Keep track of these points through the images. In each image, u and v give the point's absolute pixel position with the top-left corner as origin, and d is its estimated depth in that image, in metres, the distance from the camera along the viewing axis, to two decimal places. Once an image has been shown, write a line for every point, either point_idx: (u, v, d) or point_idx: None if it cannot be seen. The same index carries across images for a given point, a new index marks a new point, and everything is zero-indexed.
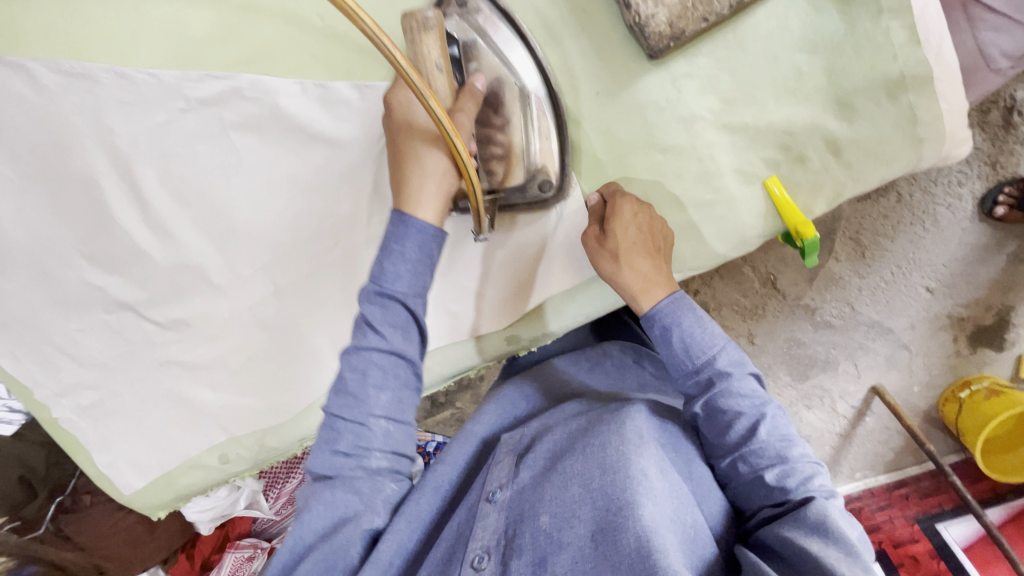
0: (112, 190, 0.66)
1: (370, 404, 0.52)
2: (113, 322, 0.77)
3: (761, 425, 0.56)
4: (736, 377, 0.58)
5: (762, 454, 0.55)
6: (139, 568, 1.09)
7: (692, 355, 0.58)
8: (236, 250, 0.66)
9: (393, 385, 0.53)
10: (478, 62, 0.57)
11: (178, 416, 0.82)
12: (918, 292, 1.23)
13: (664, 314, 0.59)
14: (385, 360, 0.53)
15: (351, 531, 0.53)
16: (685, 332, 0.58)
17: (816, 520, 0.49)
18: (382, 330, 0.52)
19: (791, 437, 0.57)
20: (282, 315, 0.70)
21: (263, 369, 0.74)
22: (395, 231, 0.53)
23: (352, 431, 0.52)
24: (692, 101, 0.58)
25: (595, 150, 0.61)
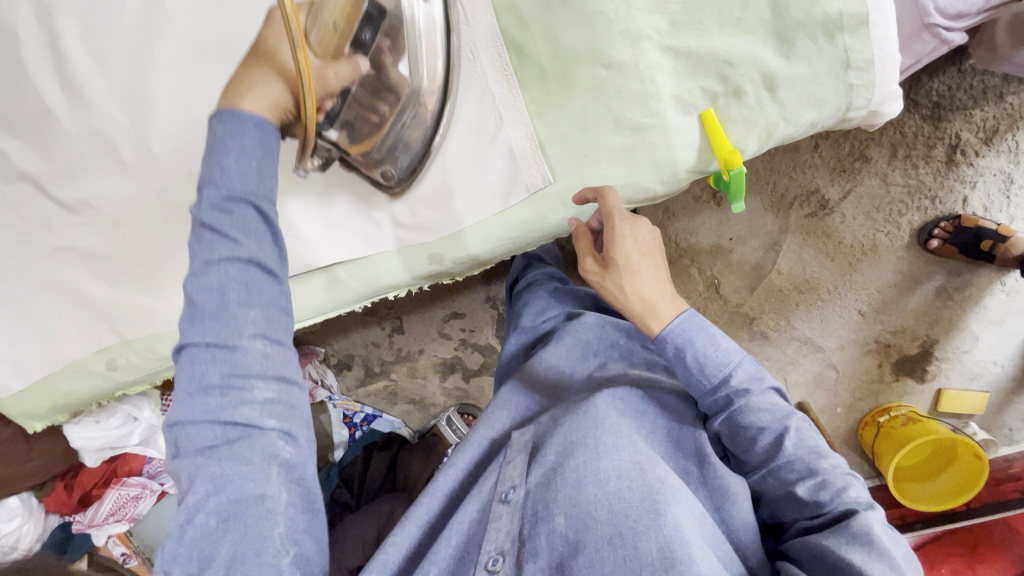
0: (29, 41, 0.62)
1: (237, 324, 0.46)
2: (9, 196, 0.71)
3: (786, 440, 0.58)
4: (754, 393, 0.59)
5: (790, 467, 0.57)
6: (9, 488, 1.00)
7: (708, 374, 0.60)
8: (150, 123, 0.62)
9: (258, 300, 0.47)
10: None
11: (69, 311, 0.75)
12: (850, 314, 1.27)
13: (678, 333, 0.60)
14: (237, 268, 0.46)
15: (260, 507, 0.47)
16: (699, 350, 0.60)
17: (860, 529, 0.51)
18: (228, 234, 0.46)
19: (819, 450, 0.58)
20: (194, 204, 0.65)
21: (169, 264, 0.69)
22: (229, 126, 0.47)
23: (222, 359, 0.46)
24: (640, 18, 0.57)
25: (542, 60, 0.57)
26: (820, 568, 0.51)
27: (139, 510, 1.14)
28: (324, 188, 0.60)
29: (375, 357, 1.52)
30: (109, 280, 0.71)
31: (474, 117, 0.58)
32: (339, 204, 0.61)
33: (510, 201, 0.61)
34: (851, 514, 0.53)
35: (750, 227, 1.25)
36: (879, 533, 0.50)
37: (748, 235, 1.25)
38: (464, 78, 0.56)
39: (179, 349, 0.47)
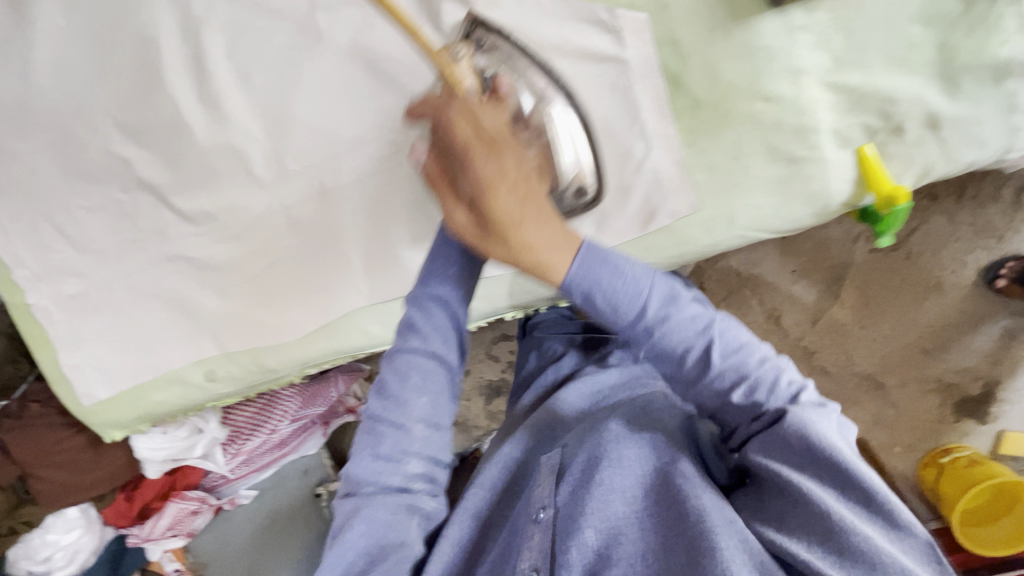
0: (171, 55, 0.63)
1: (409, 407, 0.51)
2: (127, 205, 0.72)
3: (710, 354, 0.49)
4: (676, 309, 0.49)
5: (723, 378, 0.49)
6: (71, 500, 0.98)
7: (622, 313, 0.47)
8: (288, 138, 0.64)
9: (433, 389, 0.51)
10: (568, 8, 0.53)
11: (171, 321, 0.76)
12: (911, 350, 1.26)
13: (581, 282, 0.46)
14: (422, 364, 0.51)
15: (400, 554, 0.51)
16: (606, 289, 0.47)
17: (797, 440, 0.46)
18: (422, 334, 0.52)
19: (742, 344, 0.50)
20: (322, 217, 0.66)
21: (286, 276, 0.69)
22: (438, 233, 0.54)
23: (392, 435, 0.51)
24: (803, 55, 0.51)
25: (695, 90, 0.53)
26: (800, 518, 0.45)
27: (195, 526, 1.14)
28: None
29: None
30: (221, 289, 0.72)
31: (617, 145, 0.54)
32: None
33: (651, 230, 0.56)
34: (779, 416, 0.48)
35: (815, 259, 1.24)
36: (821, 435, 0.46)
37: (812, 268, 1.25)
38: (609, 102, 0.54)
39: (364, 418, 0.53)
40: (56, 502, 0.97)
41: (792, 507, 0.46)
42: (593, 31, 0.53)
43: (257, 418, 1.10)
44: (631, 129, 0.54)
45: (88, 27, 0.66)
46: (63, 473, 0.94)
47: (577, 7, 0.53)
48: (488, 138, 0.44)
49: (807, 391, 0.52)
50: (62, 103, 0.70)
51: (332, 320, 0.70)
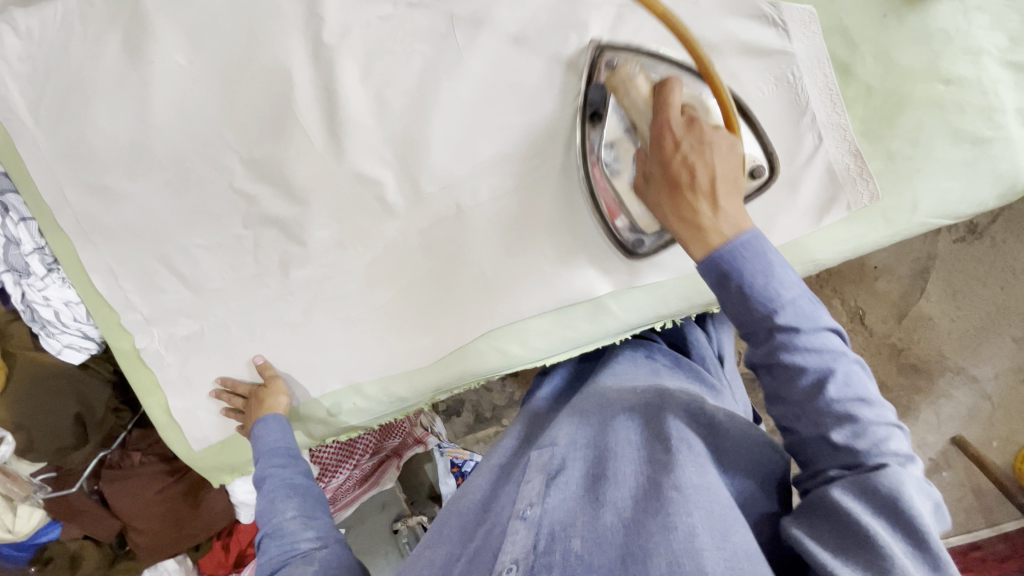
0: (301, 86, 0.63)
1: (278, 508, 0.59)
2: (249, 241, 0.71)
3: (828, 385, 0.43)
4: (806, 330, 0.44)
5: (832, 413, 0.43)
6: (169, 552, 0.94)
7: (753, 309, 0.45)
8: (422, 161, 0.63)
9: (294, 491, 0.61)
10: (732, 8, 0.52)
11: (293, 356, 0.75)
12: (1004, 340, 1.23)
13: (724, 261, 0.46)
14: (281, 487, 0.62)
15: None
16: (745, 280, 0.45)
17: (888, 492, 0.39)
18: (274, 471, 0.63)
19: (874, 397, 0.43)
20: (458, 237, 0.65)
21: (419, 300, 0.69)
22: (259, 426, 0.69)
23: (273, 528, 0.58)
24: (981, 36, 0.50)
25: (867, 78, 0.51)
26: (840, 551, 0.39)
27: None
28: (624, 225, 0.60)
29: (487, 403, 1.32)
30: (349, 318, 0.71)
31: (783, 141, 0.54)
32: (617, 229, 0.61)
33: (823, 224, 0.55)
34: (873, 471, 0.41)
35: (897, 253, 1.23)
36: (914, 496, 0.39)
37: (895, 262, 1.22)
38: (773, 100, 0.53)
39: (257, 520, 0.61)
40: (155, 554, 0.93)
41: (851, 548, 0.39)
42: (757, 26, 0.52)
43: (342, 453, 1.09)
44: (798, 124, 0.53)
45: (213, 66, 0.66)
46: (162, 526, 0.90)
47: (740, 5, 0.52)
48: (686, 119, 0.49)
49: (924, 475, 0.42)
50: (180, 143, 0.70)
51: (470, 342, 0.68)
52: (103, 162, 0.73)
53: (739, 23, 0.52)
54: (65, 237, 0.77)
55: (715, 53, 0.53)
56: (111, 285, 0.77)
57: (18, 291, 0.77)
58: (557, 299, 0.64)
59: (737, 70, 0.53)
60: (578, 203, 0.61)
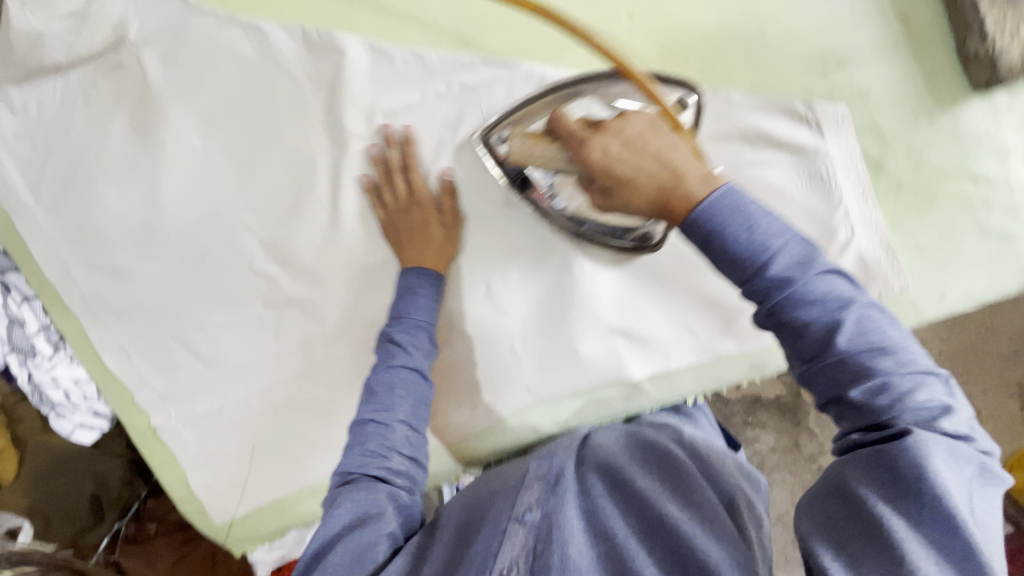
0: (328, 171, 0.64)
1: (394, 409, 0.55)
2: (270, 319, 0.70)
3: (838, 335, 0.38)
4: (803, 279, 0.40)
5: (844, 368, 0.38)
6: None
7: (743, 263, 0.41)
8: (452, 243, 0.63)
9: (413, 396, 0.56)
10: (767, 109, 0.52)
11: (317, 432, 0.73)
12: (993, 360, 1.27)
13: (707, 221, 0.42)
14: (403, 374, 0.56)
15: (371, 533, 0.48)
16: (731, 238, 0.42)
17: (912, 470, 0.34)
18: (409, 352, 0.57)
19: (885, 343, 0.39)
20: (489, 317, 0.64)
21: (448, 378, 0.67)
22: (404, 289, 0.59)
23: (376, 432, 0.53)
24: (1009, 135, 0.52)
25: (898, 174, 0.53)
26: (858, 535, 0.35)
27: None
28: (655, 304, 0.62)
29: None
30: None
31: (817, 233, 0.54)
32: (650, 308, 0.62)
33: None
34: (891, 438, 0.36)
35: None
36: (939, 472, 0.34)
37: None
38: (811, 193, 0.53)
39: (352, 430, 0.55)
40: None
41: (863, 536, 0.35)
42: (788, 122, 0.52)
43: None
44: (838, 217, 0.53)
45: (234, 149, 0.65)
46: None
47: (771, 105, 0.52)
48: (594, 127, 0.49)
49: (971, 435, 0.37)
50: (196, 223, 0.68)
51: (502, 422, 0.66)
52: (112, 242, 0.70)
53: (775, 124, 0.52)
54: (73, 316, 0.74)
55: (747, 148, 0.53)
56: (123, 363, 0.75)
57: (21, 371, 0.73)
58: (591, 379, 0.63)
59: (773, 165, 0.53)
60: (608, 285, 0.62)
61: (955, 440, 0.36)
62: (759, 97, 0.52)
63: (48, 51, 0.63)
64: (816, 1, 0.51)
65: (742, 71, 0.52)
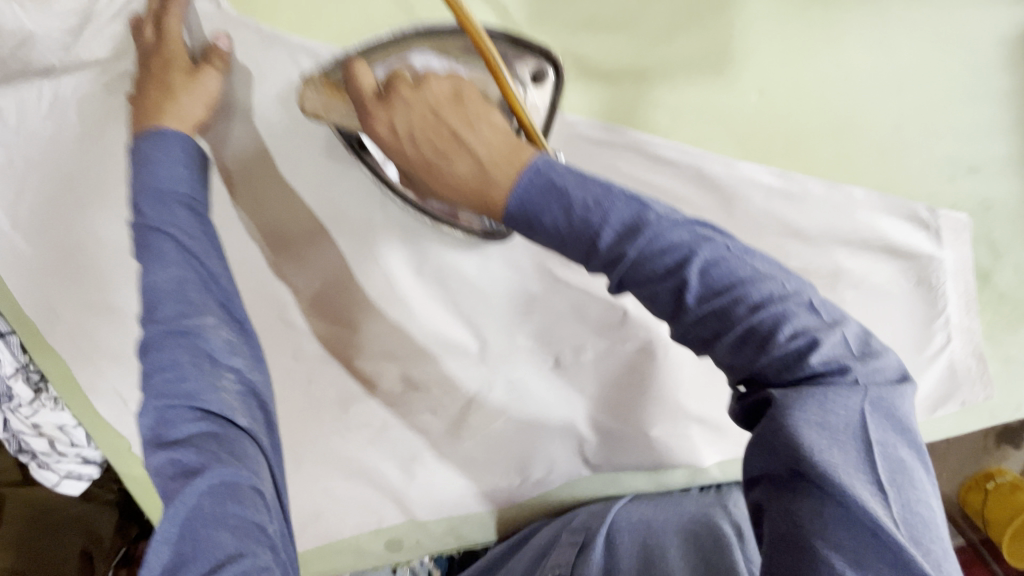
0: (385, 229, 0.53)
1: (203, 329, 0.44)
2: (301, 374, 0.61)
3: (686, 299, 0.33)
4: (649, 232, 0.33)
5: (707, 327, 0.33)
6: None
7: (574, 222, 0.34)
8: (525, 315, 0.56)
9: (208, 295, 0.46)
10: (888, 212, 0.49)
11: (350, 492, 0.67)
12: None
13: (533, 186, 0.35)
14: (187, 264, 0.45)
15: (243, 494, 0.40)
16: (569, 199, 0.34)
17: (794, 447, 0.30)
18: (176, 229, 0.45)
19: (732, 287, 0.33)
20: (556, 393, 0.59)
21: (502, 447, 0.63)
22: (142, 151, 0.46)
23: (189, 350, 0.42)
24: None
25: (1004, 285, 0.52)
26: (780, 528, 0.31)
27: None
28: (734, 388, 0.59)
29: None
30: (414, 459, 0.64)
31: (915, 337, 0.53)
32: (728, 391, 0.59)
33: (937, 414, 0.56)
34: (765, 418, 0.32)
35: None
36: (814, 447, 0.30)
37: None
38: (916, 297, 0.52)
39: (142, 356, 0.43)
40: None
41: (782, 533, 0.31)
42: (908, 227, 0.50)
43: None
44: (938, 324, 0.52)
45: None
46: None
47: (895, 205, 0.49)
48: (386, 94, 0.42)
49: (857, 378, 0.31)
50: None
51: (552, 488, 0.65)
52: (110, 278, 0.59)
53: (893, 230, 0.49)
54: (59, 355, 0.63)
55: (863, 249, 0.50)
56: (119, 410, 0.65)
57: (0, 416, 0.64)
58: (658, 457, 0.61)
59: (885, 269, 0.51)
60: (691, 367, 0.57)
61: (835, 390, 0.31)
62: (881, 199, 0.49)
63: (42, 50, 0.50)
64: (953, 105, 0.47)
65: (871, 169, 0.49)
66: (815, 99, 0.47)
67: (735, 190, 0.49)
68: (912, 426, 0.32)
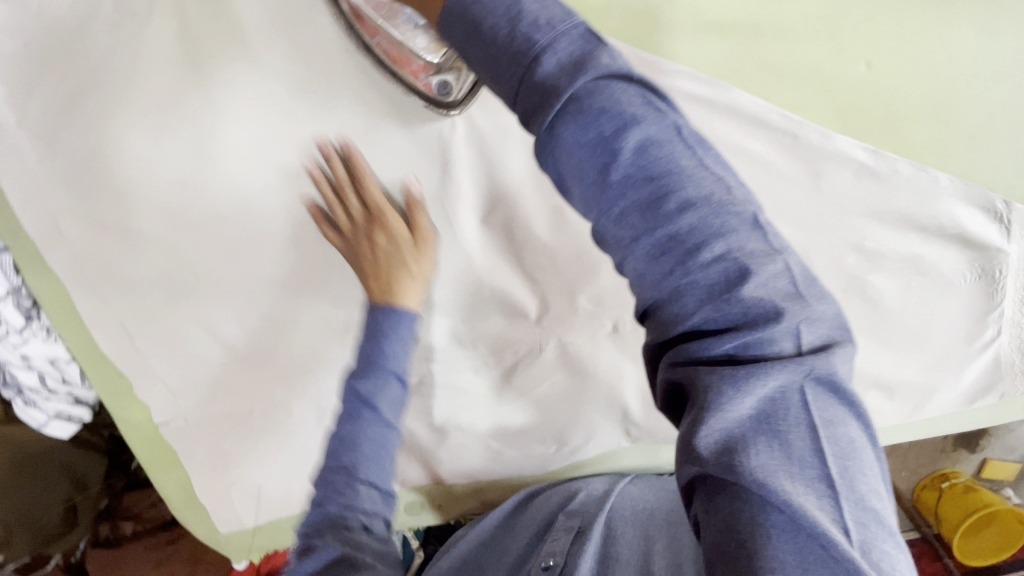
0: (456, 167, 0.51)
1: (359, 490, 0.47)
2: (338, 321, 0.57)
3: (610, 173, 0.28)
4: (584, 82, 0.28)
5: (624, 199, 0.28)
6: None
7: (511, 65, 0.29)
8: (589, 275, 0.54)
9: (386, 458, 0.49)
10: (967, 203, 0.49)
11: None
12: None
13: (483, 13, 0.30)
14: (376, 433, 0.49)
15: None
16: (502, 38, 0.30)
17: (713, 450, 0.27)
18: (384, 385, 0.50)
19: (665, 166, 0.28)
20: (609, 359, 0.57)
21: (543, 413, 0.60)
22: (377, 324, 0.52)
23: (364, 494, 0.47)
24: None
25: None
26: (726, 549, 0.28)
27: None
28: None
29: None
30: (448, 420, 0.61)
31: (969, 329, 0.54)
32: None
33: (970, 404, 0.57)
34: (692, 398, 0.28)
35: None
36: (743, 449, 0.27)
37: None
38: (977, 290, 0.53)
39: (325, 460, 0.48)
40: None
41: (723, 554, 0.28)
42: (983, 220, 0.50)
43: None
44: (993, 317, 0.53)
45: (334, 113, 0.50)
46: None
47: (975, 196, 0.49)
48: None
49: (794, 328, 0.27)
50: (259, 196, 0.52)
51: (587, 459, 0.63)
52: (131, 202, 0.52)
53: (969, 222, 0.50)
54: (60, 280, 0.56)
55: (937, 236, 0.50)
56: (124, 347, 0.58)
57: None
58: None
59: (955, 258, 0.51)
60: None
61: (771, 359, 0.27)
62: (964, 188, 0.49)
63: None
64: None
65: (959, 155, 0.49)
66: (920, 77, 0.46)
67: (826, 164, 0.48)
68: (850, 396, 0.28)
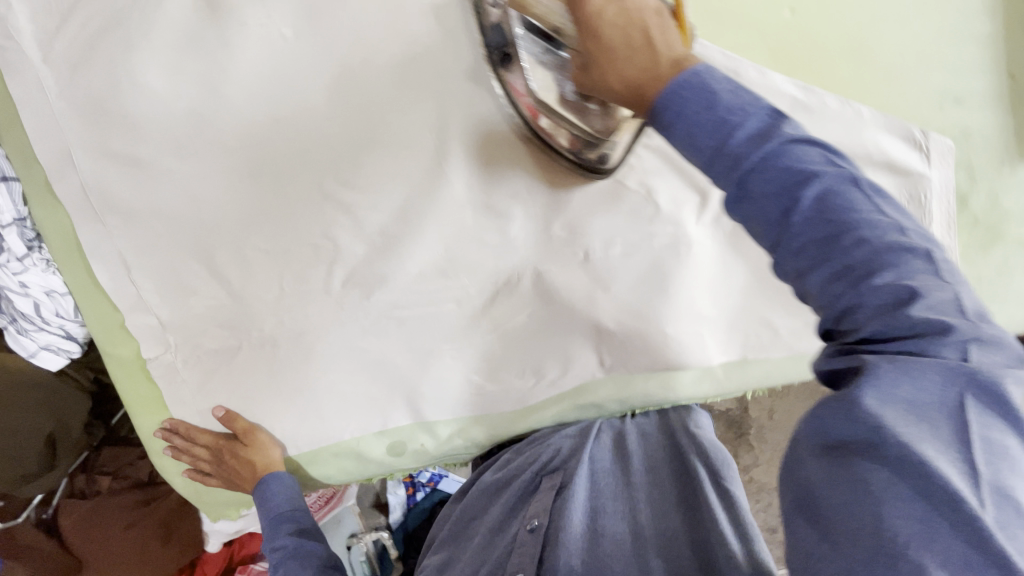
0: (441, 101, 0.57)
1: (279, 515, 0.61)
2: (326, 250, 0.61)
3: (791, 216, 0.34)
4: (776, 151, 0.34)
5: (808, 248, 0.34)
6: None
7: (714, 143, 0.35)
8: (562, 202, 0.59)
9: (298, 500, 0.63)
10: (890, 130, 0.56)
11: (355, 388, 0.64)
12: None
13: (680, 92, 0.37)
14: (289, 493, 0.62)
15: None
16: (697, 119, 0.36)
17: (873, 415, 0.29)
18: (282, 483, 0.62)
19: (852, 220, 0.33)
20: (582, 287, 0.61)
21: (521, 344, 0.63)
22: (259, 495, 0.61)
23: (285, 519, 0.61)
24: None
25: (978, 210, 0.60)
26: (812, 491, 0.31)
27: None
28: (742, 296, 0.63)
29: None
30: (430, 353, 0.64)
31: None
32: (736, 300, 0.64)
33: None
34: (857, 375, 0.31)
35: None
36: (899, 420, 0.29)
37: None
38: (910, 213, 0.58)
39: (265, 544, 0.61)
40: None
41: (812, 497, 0.31)
42: (905, 146, 0.57)
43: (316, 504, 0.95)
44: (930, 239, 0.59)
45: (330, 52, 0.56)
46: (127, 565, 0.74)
47: (895, 125, 0.56)
48: None
49: (965, 341, 0.30)
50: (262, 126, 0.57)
51: (566, 396, 0.65)
52: (142, 131, 0.57)
53: (895, 148, 0.56)
54: (65, 210, 0.60)
55: (868, 163, 0.56)
56: (119, 278, 0.61)
57: None
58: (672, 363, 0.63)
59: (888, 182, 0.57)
60: (706, 269, 0.62)
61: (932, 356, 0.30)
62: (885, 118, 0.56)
63: None
64: (933, 40, 0.57)
65: (875, 91, 0.57)
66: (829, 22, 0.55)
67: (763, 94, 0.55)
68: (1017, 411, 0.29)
